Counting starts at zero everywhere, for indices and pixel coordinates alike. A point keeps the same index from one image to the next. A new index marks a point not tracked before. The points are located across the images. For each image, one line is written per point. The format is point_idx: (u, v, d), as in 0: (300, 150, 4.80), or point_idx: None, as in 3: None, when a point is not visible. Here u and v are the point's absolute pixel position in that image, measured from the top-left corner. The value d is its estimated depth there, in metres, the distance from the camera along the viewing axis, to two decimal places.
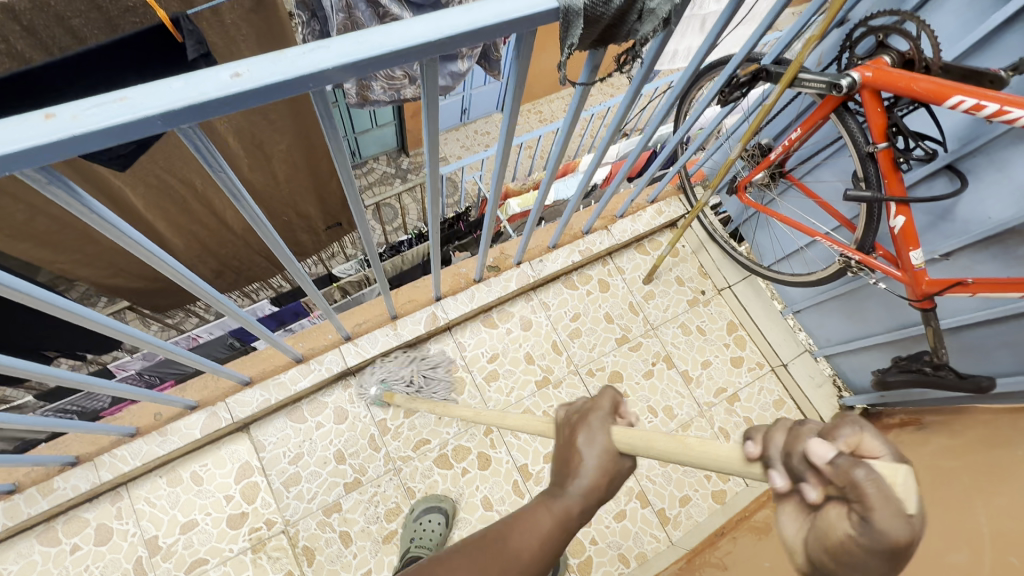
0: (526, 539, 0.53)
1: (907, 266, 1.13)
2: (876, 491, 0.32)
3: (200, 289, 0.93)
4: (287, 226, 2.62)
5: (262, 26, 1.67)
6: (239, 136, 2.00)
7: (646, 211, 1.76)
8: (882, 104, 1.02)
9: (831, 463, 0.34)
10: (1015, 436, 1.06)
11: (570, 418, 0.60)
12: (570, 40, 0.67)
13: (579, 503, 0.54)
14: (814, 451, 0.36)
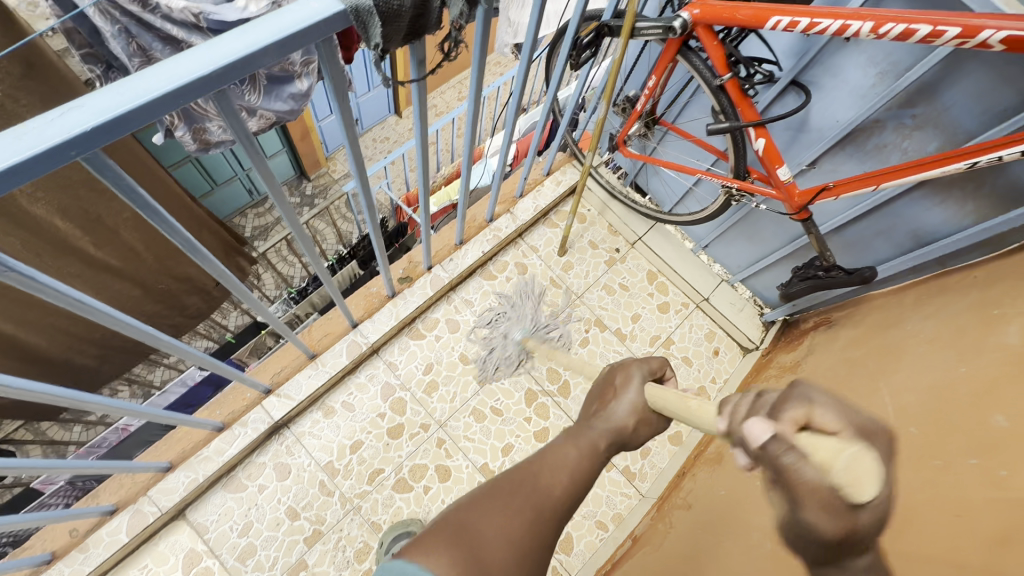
0: (556, 476, 0.61)
1: (778, 183, 1.19)
2: (796, 480, 0.45)
3: (40, 393, 0.83)
4: (167, 293, 2.47)
5: (44, 87, 1.80)
6: (68, 216, 1.88)
7: (544, 184, 1.75)
8: (717, 37, 1.05)
9: (763, 446, 0.48)
10: (905, 313, 1.16)
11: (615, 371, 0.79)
12: (373, 40, 0.63)
13: (603, 440, 0.69)
14: (753, 433, 0.49)
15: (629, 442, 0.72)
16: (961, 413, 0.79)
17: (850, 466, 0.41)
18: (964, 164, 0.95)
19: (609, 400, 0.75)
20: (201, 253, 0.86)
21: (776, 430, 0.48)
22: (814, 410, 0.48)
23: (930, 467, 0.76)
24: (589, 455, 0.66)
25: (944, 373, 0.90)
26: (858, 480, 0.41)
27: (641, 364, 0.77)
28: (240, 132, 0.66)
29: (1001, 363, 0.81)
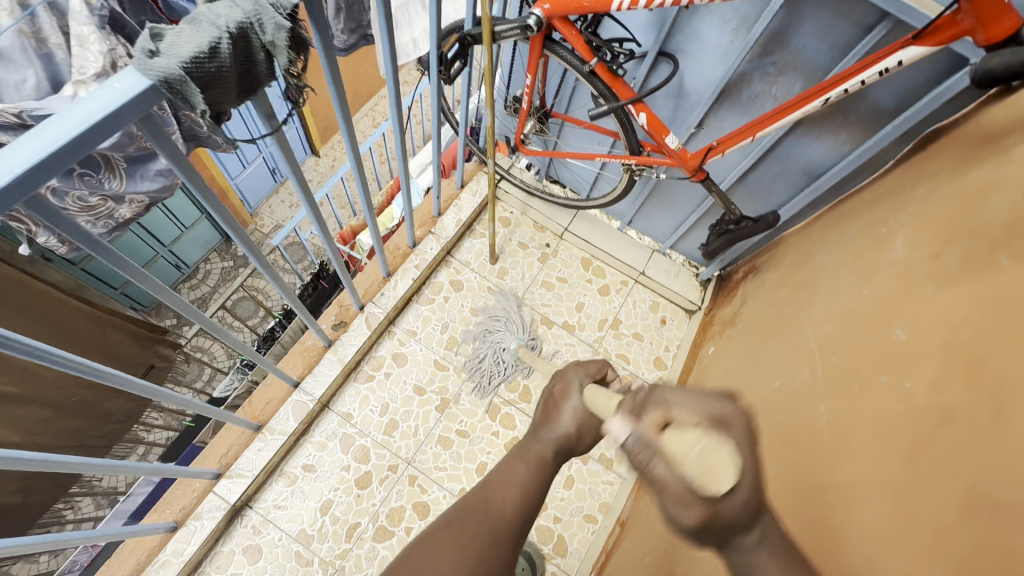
0: (510, 493, 0.61)
1: (669, 151, 1.21)
2: (658, 480, 0.55)
3: None
4: (84, 404, 2.31)
5: None
6: None
7: (460, 198, 1.73)
8: (574, 26, 1.07)
9: (626, 442, 0.61)
10: (813, 246, 1.21)
11: (552, 383, 0.82)
12: (199, 107, 0.60)
13: (549, 448, 0.71)
14: (614, 433, 0.63)
15: (576, 449, 0.75)
16: (869, 336, 0.83)
17: (703, 458, 0.51)
18: (822, 101, 0.99)
19: (554, 408, 0.76)
20: (59, 354, 0.72)
21: (633, 429, 0.61)
22: (670, 409, 0.60)
23: (852, 393, 0.79)
24: (537, 468, 0.67)
25: (851, 299, 0.94)
26: (711, 473, 0.51)
27: (577, 368, 0.81)
28: (45, 210, 0.59)
29: (894, 279, 0.85)
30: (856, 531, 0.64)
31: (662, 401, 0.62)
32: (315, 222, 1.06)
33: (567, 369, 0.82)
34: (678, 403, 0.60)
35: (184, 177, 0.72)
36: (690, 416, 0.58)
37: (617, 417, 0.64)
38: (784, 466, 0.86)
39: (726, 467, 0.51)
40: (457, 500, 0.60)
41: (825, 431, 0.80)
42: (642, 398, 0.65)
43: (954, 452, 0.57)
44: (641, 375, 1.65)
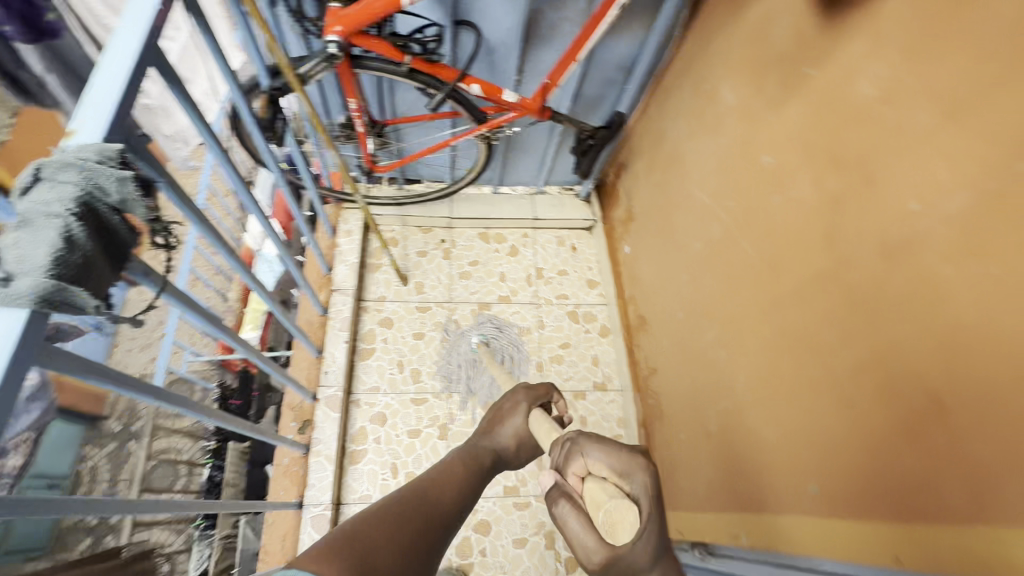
0: (444, 491, 0.67)
1: (513, 105, 1.26)
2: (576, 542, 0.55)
3: None
4: None
5: None
6: None
7: (341, 244, 1.68)
8: (372, 35, 1.05)
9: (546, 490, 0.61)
10: (660, 124, 1.36)
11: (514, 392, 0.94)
12: (90, 304, 0.52)
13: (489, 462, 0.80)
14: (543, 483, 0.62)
15: (509, 461, 0.87)
16: (746, 172, 0.99)
17: (610, 512, 0.52)
18: (616, 9, 1.10)
19: (499, 422, 0.89)
20: None
21: (554, 479, 0.61)
22: (588, 461, 0.60)
23: (758, 222, 0.95)
24: (473, 470, 0.76)
25: (716, 151, 1.10)
26: (616, 527, 0.51)
27: (525, 389, 0.94)
28: (6, 506, 0.45)
29: (739, 120, 1.01)
30: (816, 317, 0.80)
31: (580, 452, 0.61)
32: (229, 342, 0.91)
33: (524, 389, 0.94)
34: (597, 456, 0.59)
35: (110, 386, 0.61)
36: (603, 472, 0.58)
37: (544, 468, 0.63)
38: (741, 302, 1.01)
39: (632, 521, 0.51)
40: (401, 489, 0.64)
41: (757, 259, 0.95)
42: (568, 445, 0.64)
43: (855, 223, 0.72)
44: (584, 301, 1.77)
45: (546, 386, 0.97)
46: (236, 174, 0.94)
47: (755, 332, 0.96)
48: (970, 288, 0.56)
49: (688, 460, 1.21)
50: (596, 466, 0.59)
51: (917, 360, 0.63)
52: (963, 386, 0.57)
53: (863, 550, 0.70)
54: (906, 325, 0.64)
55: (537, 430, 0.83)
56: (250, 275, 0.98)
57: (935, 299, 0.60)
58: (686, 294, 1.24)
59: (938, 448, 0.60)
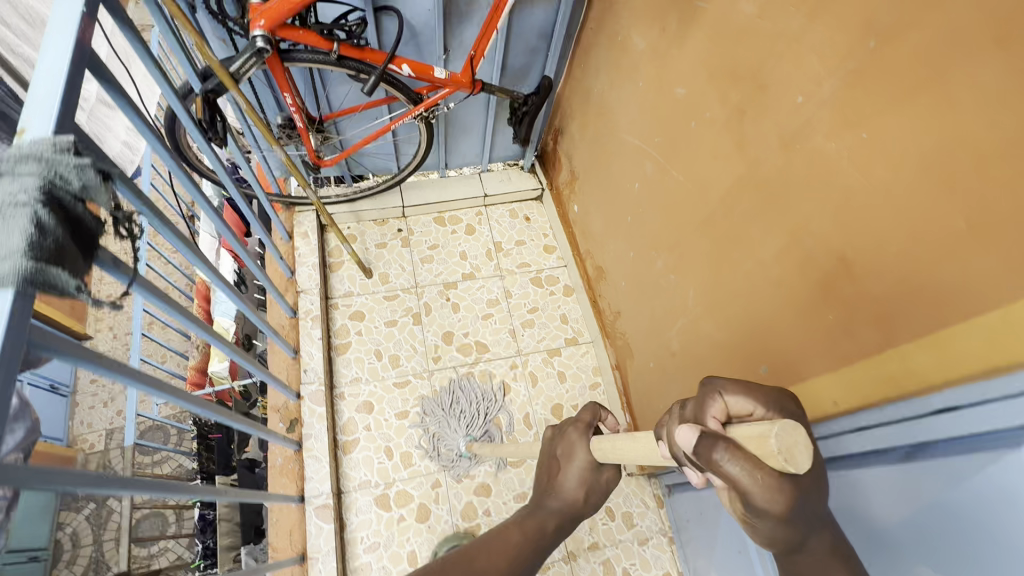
0: (492, 559, 0.63)
1: (445, 81, 1.31)
2: (752, 489, 0.46)
3: None
4: None
5: None
6: None
7: (299, 247, 1.70)
8: (297, 26, 1.09)
9: (694, 444, 0.49)
10: (586, 82, 1.44)
11: (558, 427, 0.83)
12: (69, 285, 0.55)
13: (552, 518, 0.72)
14: (682, 438, 0.50)
15: (581, 515, 0.75)
16: (665, 106, 1.08)
17: (787, 438, 0.46)
18: None
19: (552, 466, 0.79)
20: None
21: (698, 431, 0.50)
22: (727, 400, 0.58)
23: (682, 149, 1.05)
24: (534, 539, 0.68)
25: (637, 94, 1.19)
26: (795, 451, 0.46)
27: (575, 422, 0.81)
28: (19, 471, 0.48)
29: (652, 61, 1.10)
30: (742, 218, 0.90)
31: (719, 393, 0.58)
32: (192, 329, 0.91)
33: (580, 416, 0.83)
34: (736, 393, 0.58)
35: (96, 368, 0.63)
36: (743, 406, 0.57)
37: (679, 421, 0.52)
38: (680, 225, 1.10)
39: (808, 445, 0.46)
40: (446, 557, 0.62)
41: (687, 182, 1.05)
42: (691, 399, 0.59)
43: (757, 125, 0.82)
44: (545, 266, 1.85)
45: (596, 406, 0.85)
46: (185, 175, 0.97)
47: (696, 248, 1.05)
48: (849, 154, 0.67)
49: (660, 385, 1.30)
50: (740, 405, 0.57)
51: (823, 228, 0.73)
52: (859, 239, 0.67)
53: (810, 406, 0.81)
54: (810, 202, 0.74)
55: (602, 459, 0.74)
56: (214, 273, 1.01)
57: (828, 173, 0.71)
58: (634, 233, 1.33)
59: (850, 296, 0.70)
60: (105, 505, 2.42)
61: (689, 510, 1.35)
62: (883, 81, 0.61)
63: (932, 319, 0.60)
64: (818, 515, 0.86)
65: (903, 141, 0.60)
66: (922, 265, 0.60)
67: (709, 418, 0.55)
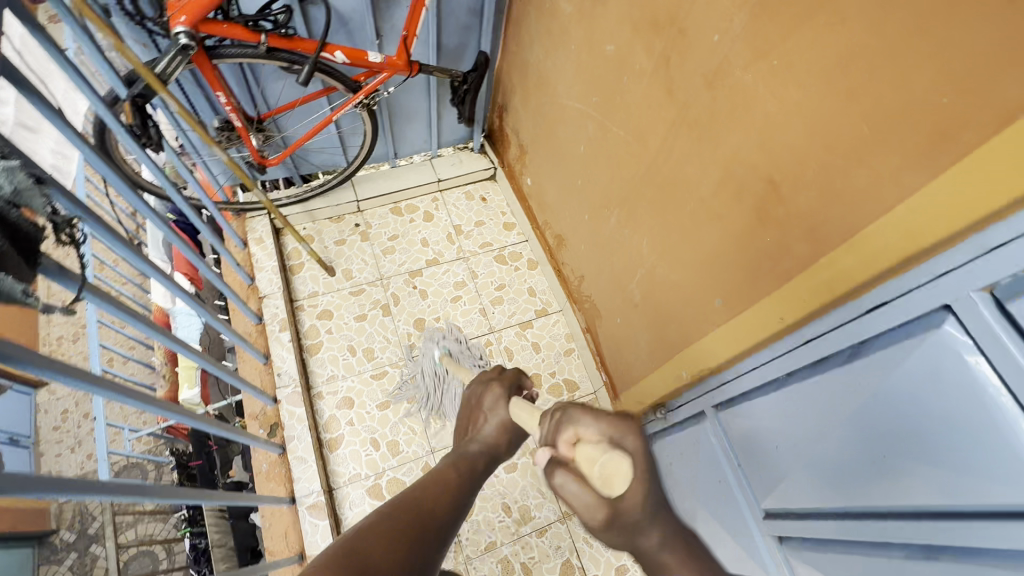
0: (436, 502, 0.67)
1: (380, 66, 1.30)
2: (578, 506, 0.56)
3: None
4: None
5: None
6: None
7: (255, 253, 1.67)
8: (219, 20, 1.07)
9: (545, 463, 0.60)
10: (522, 53, 1.46)
11: (483, 381, 0.95)
12: (17, 291, 0.54)
13: (479, 457, 0.82)
14: (539, 457, 0.61)
15: (499, 457, 0.86)
16: (597, 66, 1.11)
17: (605, 468, 0.55)
18: None
19: (475, 419, 0.89)
20: None
21: (550, 454, 0.61)
22: (580, 429, 0.60)
23: (618, 104, 1.08)
24: (467, 475, 0.76)
25: (570, 58, 1.22)
26: (611, 480, 0.54)
27: (501, 380, 0.92)
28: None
29: (581, 22, 1.13)
30: (680, 161, 0.94)
31: (573, 424, 0.61)
32: (152, 336, 0.89)
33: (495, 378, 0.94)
34: (586, 423, 0.60)
35: (62, 379, 0.63)
36: (594, 434, 0.59)
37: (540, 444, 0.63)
38: (626, 178, 1.14)
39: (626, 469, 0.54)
40: (390, 499, 0.65)
41: (627, 136, 1.09)
42: (557, 416, 0.64)
43: (682, 69, 0.86)
44: (507, 243, 1.87)
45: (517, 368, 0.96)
46: (126, 186, 0.94)
47: (644, 198, 1.10)
48: (763, 81, 0.71)
49: (629, 337, 1.35)
50: (589, 432, 0.59)
51: (752, 156, 0.77)
52: (784, 163, 0.72)
53: (761, 327, 0.87)
54: (737, 134, 0.79)
55: (517, 418, 0.84)
56: (168, 281, 0.98)
57: (749, 104, 0.75)
58: (585, 196, 1.37)
59: (781, 216, 0.76)
60: (87, 554, 2.29)
61: (670, 453, 1.41)
62: (786, 7, 0.65)
63: (851, 221, 0.65)
64: (788, 430, 0.94)
65: (807, 60, 0.64)
66: (836, 173, 0.65)
67: (562, 444, 0.61)
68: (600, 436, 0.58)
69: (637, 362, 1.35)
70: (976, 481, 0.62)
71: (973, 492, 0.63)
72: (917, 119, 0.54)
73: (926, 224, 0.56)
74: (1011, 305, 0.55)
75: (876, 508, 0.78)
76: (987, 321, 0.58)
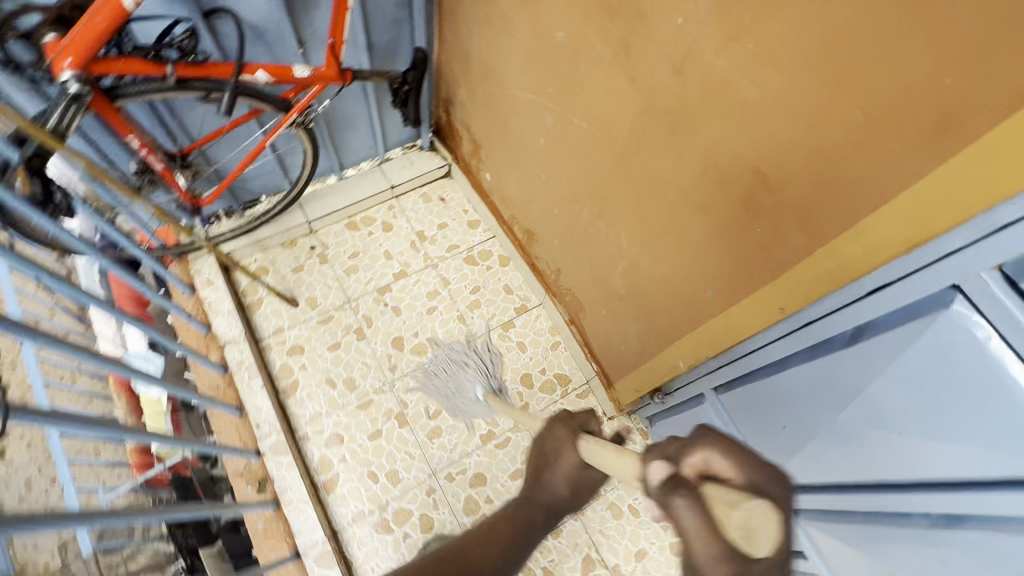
0: (485, 551, 0.84)
1: (309, 80, 1.17)
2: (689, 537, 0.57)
3: None
4: None
5: None
6: None
7: (208, 297, 1.54)
8: (113, 57, 0.93)
9: (661, 480, 0.64)
10: (462, 43, 1.36)
11: (567, 419, 0.96)
12: None
13: (539, 511, 0.94)
14: (654, 471, 0.65)
15: (566, 506, 0.96)
16: (548, 54, 1.03)
17: (751, 517, 0.53)
18: None
19: (552, 461, 0.95)
20: None
21: (668, 470, 0.64)
22: (711, 458, 0.63)
23: (576, 94, 1.01)
24: (521, 528, 0.91)
25: (516, 46, 1.13)
26: (755, 534, 0.53)
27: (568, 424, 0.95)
28: None
29: (524, 8, 1.04)
30: (654, 152, 0.89)
31: (707, 447, 0.64)
32: (106, 435, 0.78)
33: (580, 419, 0.96)
34: (721, 454, 0.63)
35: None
36: (728, 468, 0.62)
37: (656, 461, 0.66)
38: (595, 171, 1.08)
39: (774, 529, 0.53)
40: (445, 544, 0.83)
41: (591, 126, 1.02)
42: (679, 443, 0.67)
43: (645, 55, 0.80)
44: (474, 242, 1.79)
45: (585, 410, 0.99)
46: (41, 271, 0.82)
47: (617, 190, 1.04)
48: (739, 66, 0.66)
49: (616, 327, 1.32)
50: (721, 465, 0.62)
51: (734, 144, 0.73)
52: (770, 151, 0.68)
53: (760, 316, 0.85)
54: (714, 122, 0.74)
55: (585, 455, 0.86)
56: (113, 365, 0.87)
57: (726, 90, 0.70)
58: (552, 190, 1.30)
59: (771, 205, 0.72)
60: None
61: (671, 433, 1.41)
62: None
63: (852, 208, 0.62)
64: (795, 410, 0.93)
65: (787, 42, 0.60)
66: (831, 160, 0.61)
67: (685, 463, 0.63)
68: (738, 478, 0.61)
69: (629, 353, 1.32)
70: (995, 454, 0.61)
71: (994, 462, 0.61)
72: (918, 101, 0.50)
73: (934, 210, 0.54)
74: None
75: (891, 480, 0.77)
76: (999, 300, 0.53)
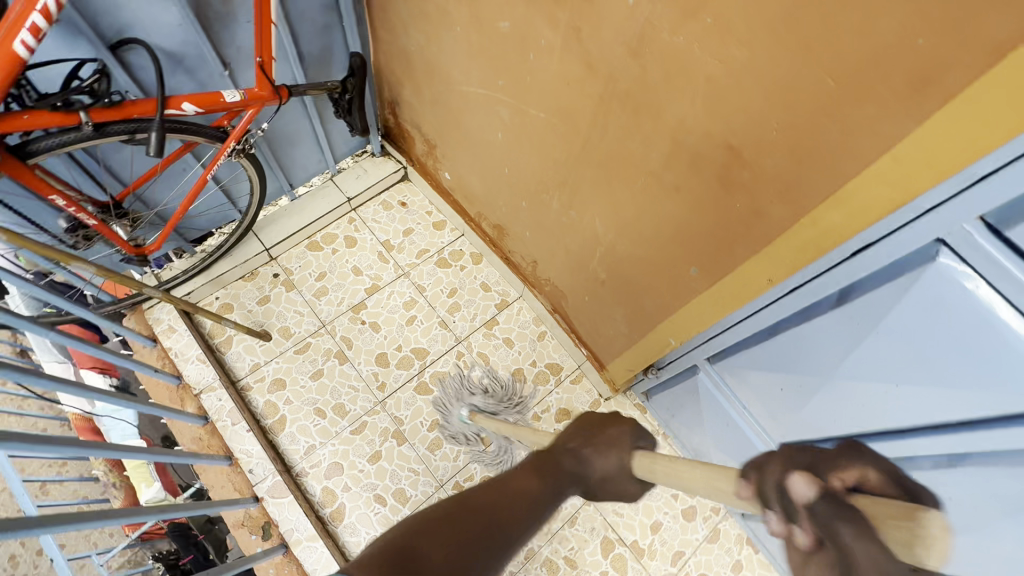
0: (513, 510, 0.67)
1: (242, 104, 1.09)
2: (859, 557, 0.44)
3: None
4: None
5: None
6: None
7: (174, 347, 1.46)
8: (16, 112, 0.83)
9: (810, 505, 0.46)
10: (400, 42, 1.29)
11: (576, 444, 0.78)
12: None
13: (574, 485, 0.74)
14: (799, 490, 0.47)
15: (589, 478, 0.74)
16: (494, 46, 0.99)
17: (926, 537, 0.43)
18: None
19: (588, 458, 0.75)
20: None
21: (817, 488, 0.47)
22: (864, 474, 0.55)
23: (529, 84, 0.97)
24: (552, 489, 0.72)
25: (459, 40, 1.07)
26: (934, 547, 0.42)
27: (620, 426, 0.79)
28: None
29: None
30: (621, 137, 0.86)
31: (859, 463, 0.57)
32: (64, 531, 0.71)
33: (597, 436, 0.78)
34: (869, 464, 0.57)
35: None
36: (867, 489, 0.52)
37: (795, 474, 0.48)
38: (559, 160, 1.05)
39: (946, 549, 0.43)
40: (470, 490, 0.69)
41: (550, 116, 0.98)
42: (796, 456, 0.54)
43: (598, 39, 0.77)
44: (443, 243, 1.73)
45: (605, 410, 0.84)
46: None
47: (585, 177, 1.01)
48: (698, 42, 0.64)
49: (601, 311, 1.30)
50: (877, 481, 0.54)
51: (703, 122, 0.70)
52: (742, 127, 0.66)
53: (746, 289, 0.85)
54: (681, 102, 0.71)
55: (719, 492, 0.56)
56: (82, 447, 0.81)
57: (689, 69, 0.67)
58: (517, 184, 1.26)
59: (746, 180, 0.70)
60: None
61: (668, 404, 1.42)
62: None
63: (832, 176, 0.61)
64: (791, 372, 0.93)
65: (747, 15, 0.57)
66: (805, 130, 0.60)
67: (835, 477, 0.50)
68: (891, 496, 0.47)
69: (618, 335, 1.32)
70: (996, 394, 0.62)
71: (996, 402, 0.62)
72: (892, 63, 0.49)
73: (917, 171, 0.53)
74: (1010, 233, 0.51)
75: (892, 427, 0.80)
76: (986, 251, 0.54)
